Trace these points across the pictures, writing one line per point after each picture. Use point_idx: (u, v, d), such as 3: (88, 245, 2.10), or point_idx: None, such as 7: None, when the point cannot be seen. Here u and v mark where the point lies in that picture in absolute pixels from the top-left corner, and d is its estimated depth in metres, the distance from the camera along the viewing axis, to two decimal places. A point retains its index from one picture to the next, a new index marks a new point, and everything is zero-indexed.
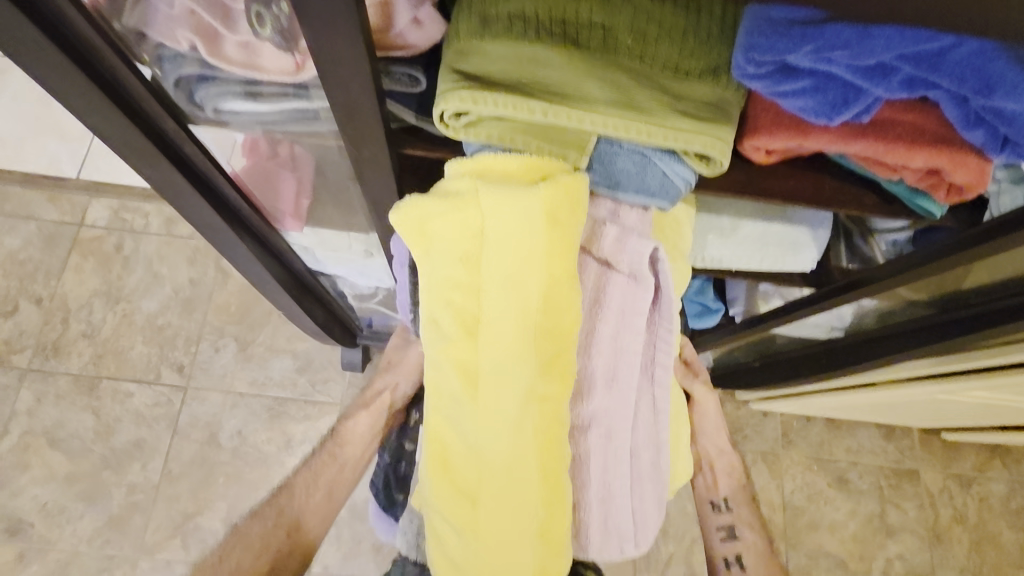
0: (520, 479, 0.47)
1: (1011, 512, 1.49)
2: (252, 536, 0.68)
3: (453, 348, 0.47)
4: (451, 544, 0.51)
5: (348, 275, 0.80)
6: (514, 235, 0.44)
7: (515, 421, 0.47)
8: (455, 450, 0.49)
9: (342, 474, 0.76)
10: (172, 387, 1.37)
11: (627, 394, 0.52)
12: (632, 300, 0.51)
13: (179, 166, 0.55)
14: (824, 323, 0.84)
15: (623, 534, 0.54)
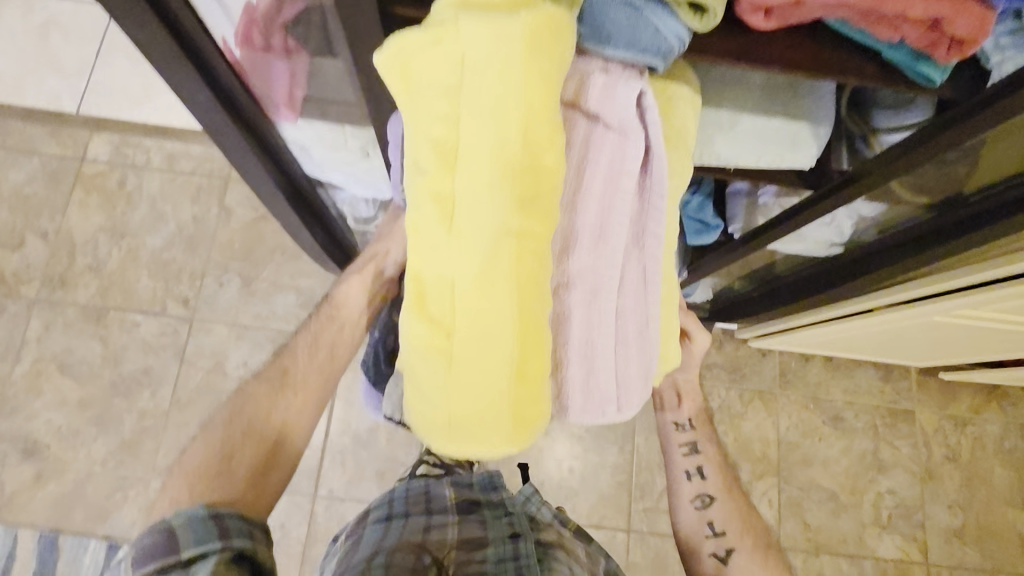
0: (495, 328, 0.43)
1: (1005, 451, 1.51)
2: (259, 395, 0.71)
3: (431, 176, 0.42)
4: (421, 391, 0.46)
5: (344, 183, 0.78)
6: (497, 51, 0.39)
7: (493, 256, 0.42)
8: (429, 301, 0.44)
9: (342, 335, 0.78)
10: (178, 319, 1.40)
11: (615, 256, 0.49)
12: (619, 155, 0.48)
13: (178, 39, 0.52)
14: (824, 239, 0.84)
15: (604, 402, 0.53)
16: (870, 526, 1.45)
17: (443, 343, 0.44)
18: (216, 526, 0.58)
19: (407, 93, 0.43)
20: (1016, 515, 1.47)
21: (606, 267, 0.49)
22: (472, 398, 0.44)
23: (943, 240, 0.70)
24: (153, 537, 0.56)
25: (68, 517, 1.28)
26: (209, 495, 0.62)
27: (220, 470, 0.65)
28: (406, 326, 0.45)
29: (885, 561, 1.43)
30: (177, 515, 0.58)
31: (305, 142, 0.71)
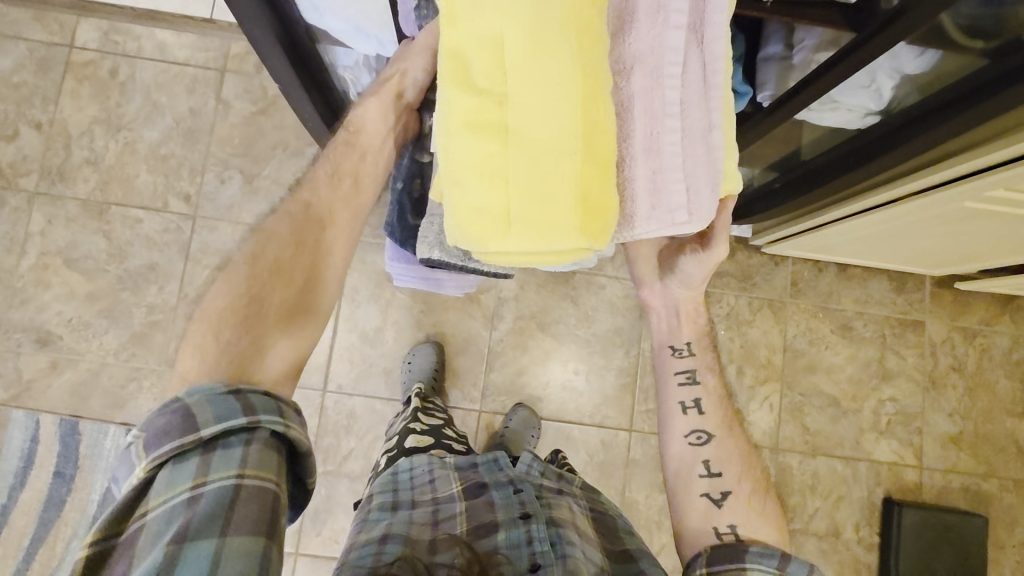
0: (553, 89, 0.40)
1: (1011, 363, 1.50)
2: (280, 232, 0.69)
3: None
4: (464, 182, 0.43)
5: (346, 35, 0.73)
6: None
7: (550, 14, 0.39)
8: (474, 73, 0.41)
9: (364, 165, 0.76)
10: (181, 215, 1.38)
11: (678, 33, 0.44)
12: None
13: None
14: (858, 106, 0.80)
15: (675, 207, 0.47)
16: (869, 431, 1.47)
17: (493, 119, 0.41)
18: (237, 404, 0.56)
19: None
20: (1015, 424, 1.49)
21: (666, 48, 0.44)
22: (527, 180, 0.42)
23: (989, 96, 0.66)
24: (170, 417, 0.54)
25: (86, 405, 1.31)
26: (238, 343, 0.62)
27: (247, 316, 0.64)
28: (448, 106, 0.42)
29: (881, 463, 1.46)
30: (191, 393, 0.55)
31: None
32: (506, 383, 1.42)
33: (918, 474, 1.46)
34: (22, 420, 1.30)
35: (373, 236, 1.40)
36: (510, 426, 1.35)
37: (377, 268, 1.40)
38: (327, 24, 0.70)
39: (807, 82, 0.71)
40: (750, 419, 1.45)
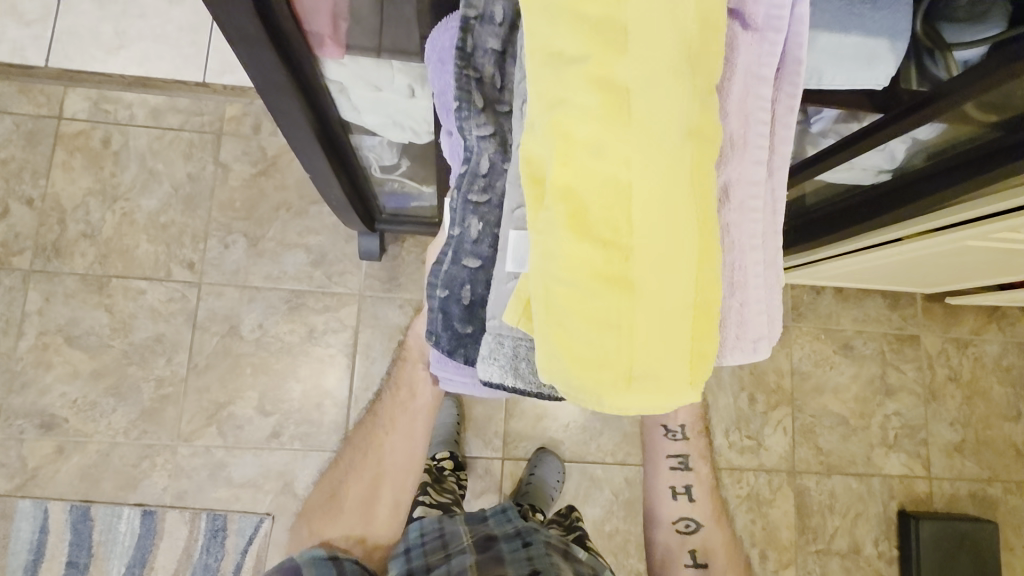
0: (682, 237, 0.36)
1: (1002, 369, 1.56)
2: (358, 437, 0.95)
3: (592, 59, 0.35)
4: (580, 336, 0.37)
5: (381, 128, 0.75)
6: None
7: (676, 162, 0.35)
8: (595, 216, 0.35)
9: (417, 368, 0.91)
10: (185, 283, 1.35)
11: (759, 168, 0.41)
12: (758, 59, 0.41)
13: (262, 16, 0.49)
14: (871, 166, 0.83)
15: (756, 337, 0.43)
16: (879, 446, 1.51)
17: (615, 269, 0.35)
18: (334, 565, 0.79)
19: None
20: (1012, 427, 1.54)
21: (750, 180, 0.41)
22: (657, 338, 0.36)
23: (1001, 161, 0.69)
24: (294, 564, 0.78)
25: (97, 489, 1.26)
26: (323, 531, 0.87)
27: (331, 504, 0.90)
28: (558, 252, 0.36)
29: (892, 477, 1.50)
30: (303, 555, 0.80)
31: (347, 80, 0.66)
32: (527, 427, 1.42)
33: (928, 484, 1.51)
34: (30, 510, 1.24)
35: (383, 291, 1.38)
36: (536, 473, 1.35)
37: (390, 323, 1.37)
38: (365, 119, 0.74)
39: (831, 150, 0.77)
40: (765, 445, 1.49)
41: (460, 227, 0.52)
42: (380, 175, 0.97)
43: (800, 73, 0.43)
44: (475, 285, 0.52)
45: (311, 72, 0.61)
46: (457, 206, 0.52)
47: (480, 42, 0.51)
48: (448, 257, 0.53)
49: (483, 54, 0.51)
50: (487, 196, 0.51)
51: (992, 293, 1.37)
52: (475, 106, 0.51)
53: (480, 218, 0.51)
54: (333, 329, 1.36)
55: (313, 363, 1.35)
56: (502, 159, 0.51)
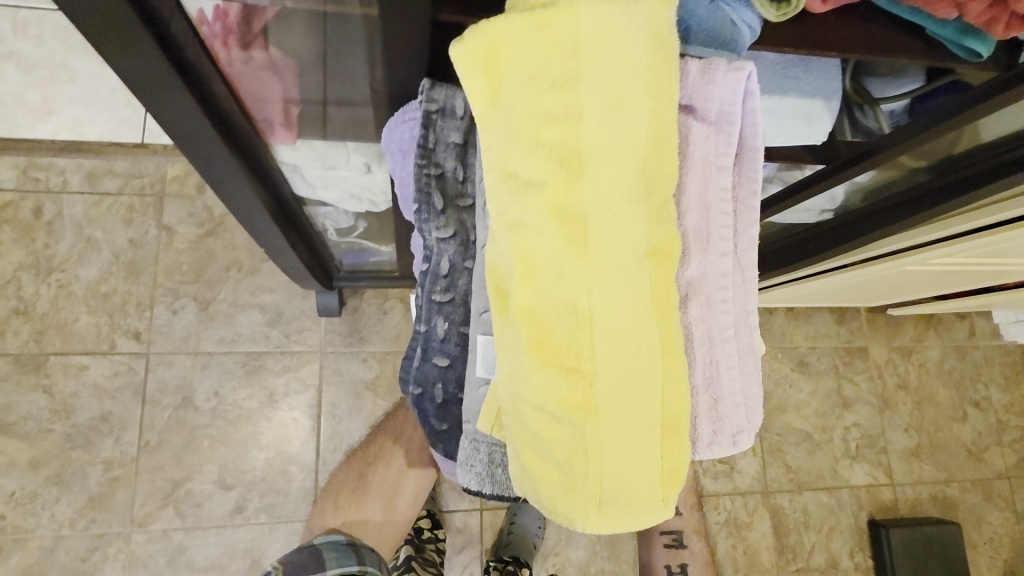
0: (646, 359, 0.37)
1: (946, 371, 1.62)
2: (371, 441, 1.22)
3: (548, 187, 0.36)
4: (551, 458, 0.39)
5: (338, 201, 0.73)
6: (617, 43, 0.35)
7: (634, 290, 0.36)
8: (558, 342, 0.37)
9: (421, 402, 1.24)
10: (131, 355, 1.27)
11: (724, 260, 0.43)
12: (714, 149, 0.42)
13: (206, 109, 0.48)
14: (816, 207, 0.88)
15: (734, 432, 0.44)
16: (842, 458, 1.55)
17: (579, 396, 0.37)
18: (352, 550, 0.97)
19: (495, 89, 0.38)
20: (961, 428, 1.60)
21: (715, 271, 0.43)
22: (625, 460, 0.37)
23: (930, 203, 0.72)
24: (307, 556, 0.94)
25: None
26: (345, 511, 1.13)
27: (353, 487, 1.16)
28: (526, 374, 0.38)
29: (859, 488, 1.54)
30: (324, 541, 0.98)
31: (300, 160, 0.63)
32: None
33: (892, 491, 1.55)
34: None
35: (345, 346, 1.33)
36: (516, 521, 1.32)
37: (354, 379, 1.32)
38: (320, 194, 0.71)
39: (780, 197, 0.79)
40: (738, 468, 1.50)
41: (426, 326, 0.54)
42: (336, 237, 0.94)
43: (758, 158, 0.44)
44: (446, 385, 0.54)
45: (264, 155, 0.60)
46: (423, 305, 0.54)
47: (442, 135, 0.48)
48: (418, 355, 0.55)
49: (445, 148, 0.49)
50: (450, 294, 0.53)
51: (929, 303, 1.43)
52: (435, 207, 0.51)
53: (445, 319, 0.53)
54: (295, 390, 1.30)
55: (276, 428, 1.29)
56: (461, 258, 0.52)
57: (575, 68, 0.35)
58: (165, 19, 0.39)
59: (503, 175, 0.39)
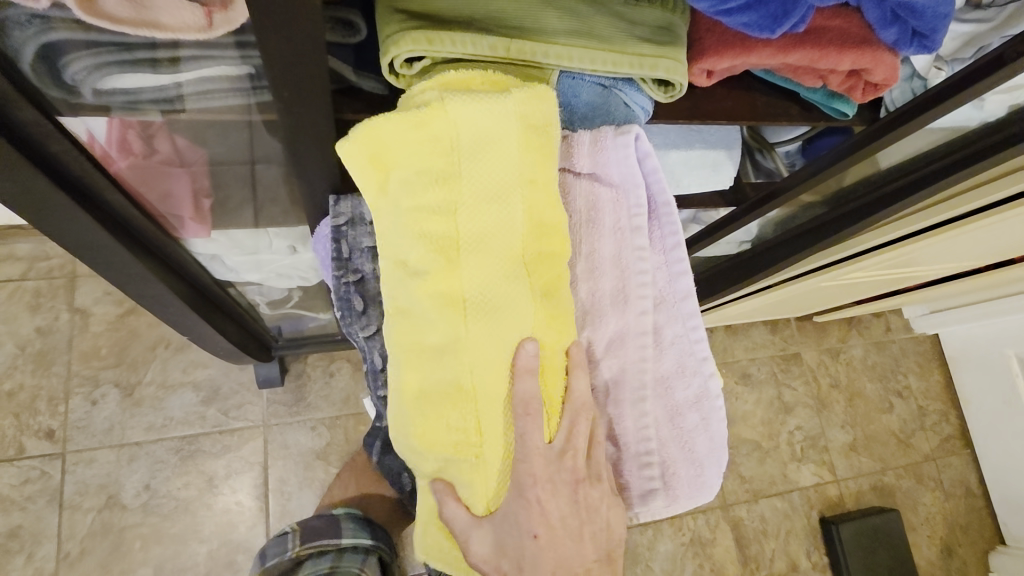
0: (531, 424, 0.42)
1: (870, 367, 1.68)
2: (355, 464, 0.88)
3: (435, 280, 0.40)
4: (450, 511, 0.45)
5: (265, 281, 0.70)
6: (489, 145, 0.39)
7: (518, 366, 0.41)
8: (448, 418, 0.42)
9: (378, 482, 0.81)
10: (44, 457, 1.15)
11: (643, 317, 0.46)
12: (624, 209, 0.45)
13: (103, 220, 0.46)
14: (734, 240, 0.94)
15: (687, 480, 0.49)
16: (790, 462, 1.56)
17: (475, 457, 0.43)
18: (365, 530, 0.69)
19: (382, 181, 0.40)
20: (889, 418, 1.66)
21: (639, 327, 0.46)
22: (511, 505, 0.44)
23: (832, 233, 0.78)
24: (323, 523, 0.68)
25: None
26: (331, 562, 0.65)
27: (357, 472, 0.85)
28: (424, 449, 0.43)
29: (808, 488, 1.55)
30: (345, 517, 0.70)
31: (219, 250, 0.61)
32: None
33: (837, 487, 1.57)
34: None
35: (289, 416, 1.25)
36: None
37: (302, 450, 1.24)
38: (245, 276, 0.68)
39: (703, 237, 0.84)
40: None
41: (386, 421, 0.57)
42: (270, 309, 0.90)
43: (675, 212, 0.46)
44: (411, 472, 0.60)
45: (171, 249, 0.56)
46: (376, 403, 0.56)
47: (355, 243, 0.50)
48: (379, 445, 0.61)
49: (359, 254, 0.50)
50: (390, 387, 0.56)
51: (852, 307, 1.51)
52: (356, 310, 0.52)
53: (392, 410, 0.57)
54: (236, 471, 1.21)
55: (217, 516, 1.18)
56: (392, 351, 0.53)
57: (452, 168, 0.39)
58: (38, 140, 0.37)
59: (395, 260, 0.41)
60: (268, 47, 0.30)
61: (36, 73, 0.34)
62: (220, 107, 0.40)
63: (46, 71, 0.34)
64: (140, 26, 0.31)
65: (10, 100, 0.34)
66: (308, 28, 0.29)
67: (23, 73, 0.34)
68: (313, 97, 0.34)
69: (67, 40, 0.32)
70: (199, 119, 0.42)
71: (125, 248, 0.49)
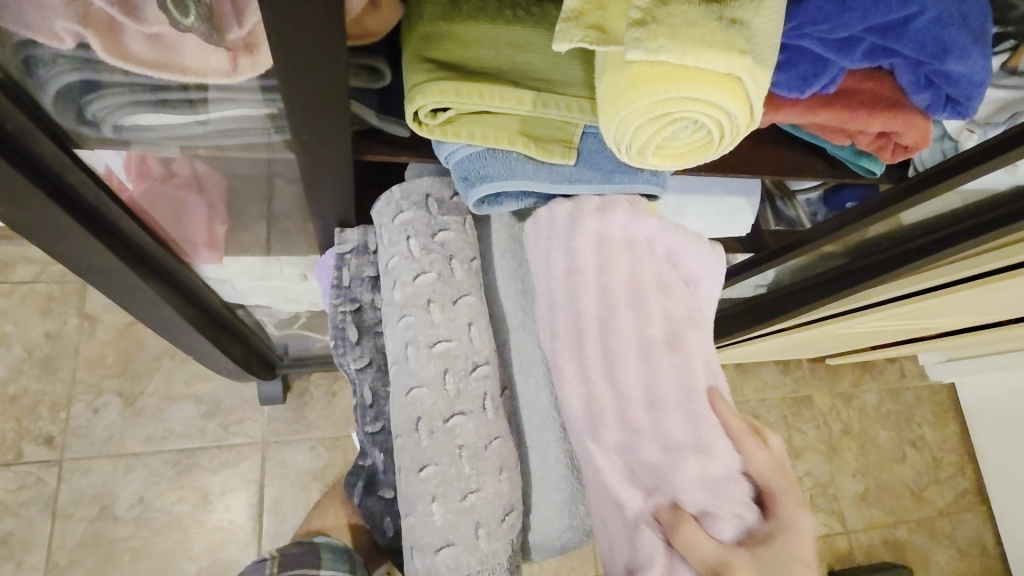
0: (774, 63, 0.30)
1: (886, 416, 1.51)
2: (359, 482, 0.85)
3: None
4: (640, 130, 0.32)
5: (273, 304, 0.69)
6: None
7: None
8: (701, 44, 0.28)
9: None
10: (42, 463, 1.14)
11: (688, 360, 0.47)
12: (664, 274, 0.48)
13: (116, 248, 0.46)
14: (750, 283, 0.91)
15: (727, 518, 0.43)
16: None
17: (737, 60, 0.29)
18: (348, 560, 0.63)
19: None
20: (902, 469, 1.49)
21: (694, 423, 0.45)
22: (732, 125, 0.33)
23: (849, 283, 0.77)
24: (301, 549, 0.63)
25: None
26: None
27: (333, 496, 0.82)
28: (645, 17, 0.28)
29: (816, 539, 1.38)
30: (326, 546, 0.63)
31: (230, 276, 0.60)
32: None
33: (847, 539, 1.40)
34: None
35: (290, 435, 1.23)
36: None
37: (299, 469, 1.21)
38: (255, 300, 0.67)
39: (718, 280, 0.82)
40: None
41: (369, 460, 0.54)
42: (277, 329, 0.89)
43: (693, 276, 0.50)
44: (396, 516, 0.54)
45: (178, 271, 0.55)
46: (361, 438, 0.53)
47: (355, 273, 0.50)
48: (361, 488, 0.55)
49: (358, 284, 0.50)
50: (379, 423, 0.52)
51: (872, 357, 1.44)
52: (349, 341, 0.51)
53: (381, 449, 0.52)
54: (232, 487, 1.19)
55: (209, 533, 1.16)
56: (382, 384, 0.52)
57: None
58: (57, 171, 0.37)
59: (721, 59, 0.28)
60: (292, 91, 0.29)
61: (58, 109, 0.34)
62: (246, 141, 0.40)
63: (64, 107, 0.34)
64: (164, 67, 0.30)
65: (29, 135, 0.34)
66: (329, 74, 0.28)
67: (48, 113, 0.34)
68: (333, 138, 0.34)
69: (93, 80, 0.32)
70: (228, 154, 0.42)
71: (134, 273, 0.48)
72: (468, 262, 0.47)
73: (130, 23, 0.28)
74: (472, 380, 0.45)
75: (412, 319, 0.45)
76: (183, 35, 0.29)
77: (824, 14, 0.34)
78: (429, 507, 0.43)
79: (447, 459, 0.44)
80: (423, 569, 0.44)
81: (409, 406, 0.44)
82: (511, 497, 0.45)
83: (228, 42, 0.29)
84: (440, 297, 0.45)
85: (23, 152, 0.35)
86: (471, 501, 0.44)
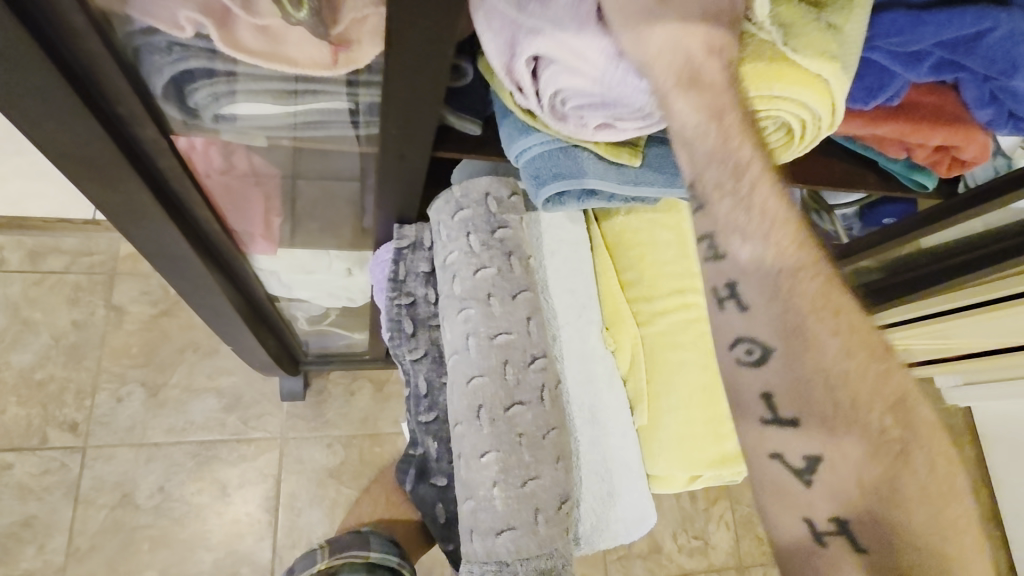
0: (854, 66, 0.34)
1: None
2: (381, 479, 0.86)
3: None
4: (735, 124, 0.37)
5: (314, 298, 0.70)
6: None
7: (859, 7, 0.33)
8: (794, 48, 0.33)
9: None
10: (65, 449, 1.15)
11: None
12: None
13: (189, 234, 0.47)
14: None
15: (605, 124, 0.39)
16: None
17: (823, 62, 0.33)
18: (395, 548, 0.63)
19: None
20: None
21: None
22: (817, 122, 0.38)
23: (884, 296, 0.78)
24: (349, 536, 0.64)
25: None
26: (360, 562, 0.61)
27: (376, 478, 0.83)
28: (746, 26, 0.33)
29: None
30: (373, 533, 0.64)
31: (280, 267, 0.62)
32: None
33: None
34: None
35: (308, 431, 1.24)
36: None
37: (316, 466, 1.22)
38: (297, 293, 0.68)
39: None
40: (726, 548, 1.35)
41: (422, 449, 0.54)
42: (308, 325, 0.90)
43: None
44: (448, 505, 0.54)
45: (234, 262, 0.56)
46: (414, 428, 0.54)
47: (411, 266, 0.51)
48: (413, 476, 0.55)
49: (414, 278, 0.51)
50: (433, 414, 0.52)
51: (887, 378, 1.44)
52: (405, 334, 0.52)
53: (435, 439, 0.52)
54: (250, 481, 1.19)
55: (225, 525, 1.17)
56: (437, 376, 0.52)
57: None
58: (150, 155, 0.38)
59: (815, 60, 0.33)
60: (391, 85, 0.30)
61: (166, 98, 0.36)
62: (325, 135, 0.41)
63: (171, 96, 0.36)
64: (270, 57, 0.32)
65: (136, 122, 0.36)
66: (429, 75, 0.30)
67: (159, 101, 0.36)
68: (421, 134, 0.35)
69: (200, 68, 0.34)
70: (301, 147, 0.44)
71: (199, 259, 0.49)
72: (525, 258, 0.48)
73: (244, 14, 0.29)
74: (530, 372, 0.46)
75: (471, 313, 0.46)
76: (290, 26, 0.30)
77: (898, 28, 0.35)
78: (490, 493, 0.44)
79: (508, 447, 0.44)
80: (483, 554, 0.44)
81: (470, 395, 0.45)
82: (566, 487, 0.46)
83: (334, 35, 0.30)
84: (499, 291, 0.46)
85: (128, 136, 0.36)
86: (530, 488, 0.44)
